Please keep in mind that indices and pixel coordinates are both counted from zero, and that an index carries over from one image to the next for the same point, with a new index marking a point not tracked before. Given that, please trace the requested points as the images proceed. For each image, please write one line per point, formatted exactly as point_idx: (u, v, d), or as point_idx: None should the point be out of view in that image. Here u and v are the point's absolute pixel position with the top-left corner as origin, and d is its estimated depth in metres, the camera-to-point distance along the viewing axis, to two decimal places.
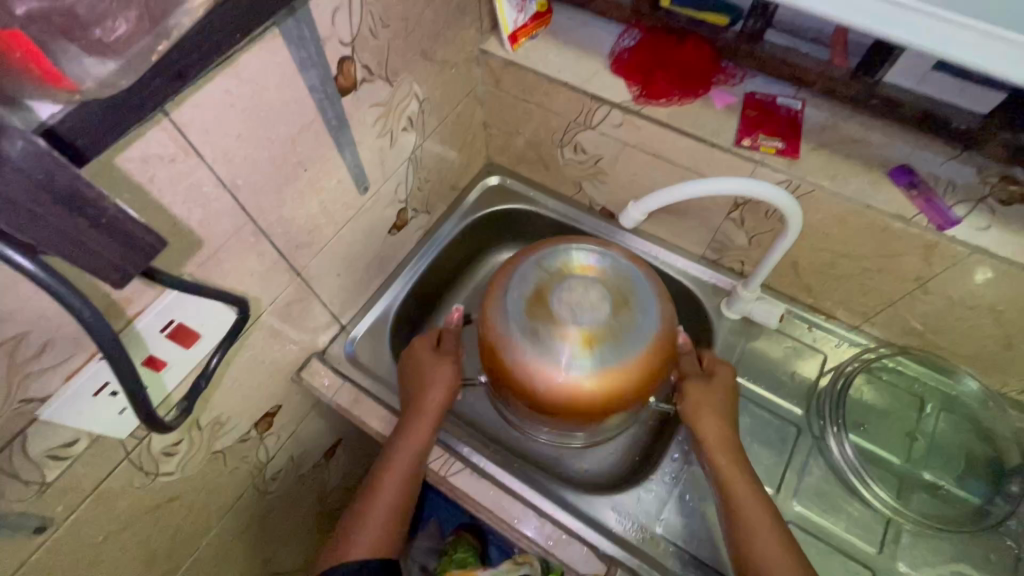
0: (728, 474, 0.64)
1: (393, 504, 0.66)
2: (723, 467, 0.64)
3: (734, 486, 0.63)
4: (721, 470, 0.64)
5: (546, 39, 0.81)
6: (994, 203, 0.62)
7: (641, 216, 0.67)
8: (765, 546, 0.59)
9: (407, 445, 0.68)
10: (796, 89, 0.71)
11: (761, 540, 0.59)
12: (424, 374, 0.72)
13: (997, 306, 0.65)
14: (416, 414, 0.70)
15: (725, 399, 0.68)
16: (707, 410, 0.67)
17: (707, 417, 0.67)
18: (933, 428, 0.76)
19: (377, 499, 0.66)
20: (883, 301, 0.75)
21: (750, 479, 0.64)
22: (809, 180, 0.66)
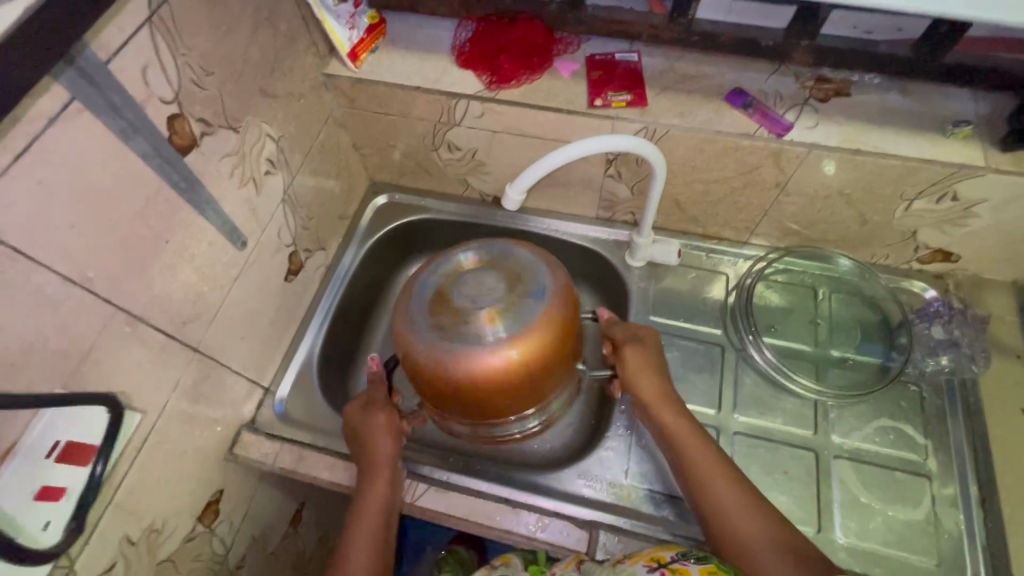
0: (678, 438, 0.67)
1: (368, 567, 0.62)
2: (673, 432, 0.67)
3: (677, 434, 0.67)
4: (667, 423, 0.68)
5: (388, 49, 0.80)
6: (814, 102, 0.70)
7: (520, 195, 0.68)
8: (720, 493, 0.62)
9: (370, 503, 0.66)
10: (629, 42, 0.76)
11: (715, 489, 0.62)
12: (372, 431, 0.70)
13: (844, 191, 0.74)
14: (375, 470, 0.68)
15: (657, 355, 0.73)
16: (640, 370, 0.71)
17: (643, 377, 0.71)
18: (830, 310, 0.85)
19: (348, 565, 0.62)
20: (758, 212, 0.82)
21: (697, 434, 0.67)
22: (662, 122, 0.71)
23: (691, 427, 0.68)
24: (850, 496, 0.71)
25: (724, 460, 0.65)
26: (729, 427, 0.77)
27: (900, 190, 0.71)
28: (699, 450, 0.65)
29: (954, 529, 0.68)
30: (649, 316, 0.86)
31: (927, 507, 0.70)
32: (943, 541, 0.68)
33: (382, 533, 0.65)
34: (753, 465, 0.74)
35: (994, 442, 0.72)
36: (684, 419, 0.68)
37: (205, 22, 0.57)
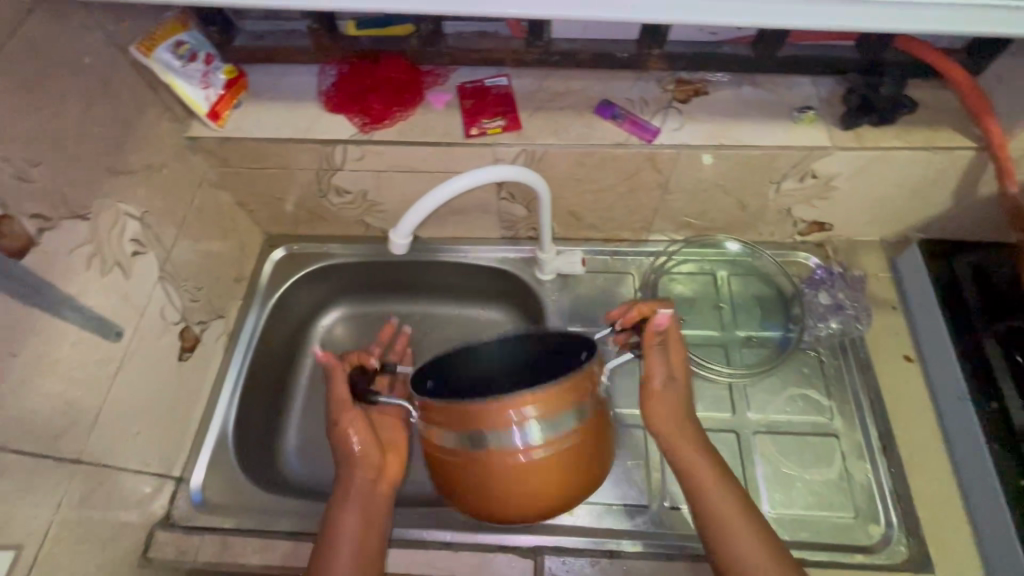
0: (699, 476, 0.59)
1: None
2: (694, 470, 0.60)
3: (698, 486, 0.59)
4: (686, 468, 0.60)
5: (252, 102, 0.77)
6: (677, 105, 0.73)
7: (407, 239, 0.65)
8: (744, 546, 0.55)
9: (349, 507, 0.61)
10: (497, 67, 0.76)
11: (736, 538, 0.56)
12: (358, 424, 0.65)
13: (720, 182, 0.78)
14: (359, 469, 0.63)
15: (682, 393, 0.62)
16: (664, 413, 0.61)
17: (659, 418, 0.61)
18: (730, 292, 0.89)
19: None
20: (649, 212, 0.85)
21: (717, 477, 0.59)
22: (538, 143, 0.72)
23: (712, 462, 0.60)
24: (770, 467, 0.75)
25: (750, 514, 0.57)
26: None
27: (767, 175, 0.76)
28: (716, 501, 0.58)
29: (864, 480, 0.73)
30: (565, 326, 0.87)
31: (839, 464, 0.75)
32: (856, 492, 0.73)
33: (369, 538, 0.60)
34: None
35: (885, 391, 0.78)
36: (702, 461, 0.60)
37: (22, 111, 0.52)
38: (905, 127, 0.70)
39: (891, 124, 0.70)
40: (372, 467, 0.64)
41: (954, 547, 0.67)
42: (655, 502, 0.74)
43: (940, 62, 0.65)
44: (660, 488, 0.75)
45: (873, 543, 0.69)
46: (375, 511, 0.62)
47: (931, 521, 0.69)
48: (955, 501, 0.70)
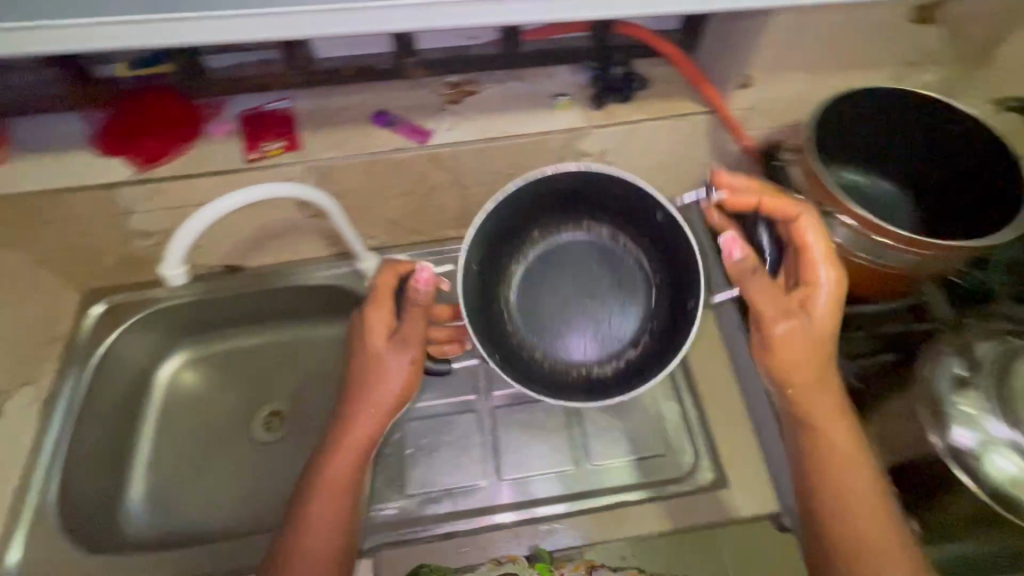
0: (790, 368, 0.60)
1: (347, 473, 0.64)
2: (809, 400, 0.62)
3: (838, 443, 0.62)
4: (829, 436, 0.62)
5: (18, 157, 0.74)
6: (450, 105, 0.78)
7: (182, 267, 0.64)
8: (837, 451, 0.62)
9: (373, 410, 0.65)
10: (278, 92, 0.78)
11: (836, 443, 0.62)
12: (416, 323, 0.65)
13: (509, 172, 0.84)
14: (353, 407, 0.65)
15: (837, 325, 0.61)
16: (801, 360, 0.60)
17: (820, 354, 0.61)
18: None
19: (342, 456, 0.64)
20: (458, 208, 0.89)
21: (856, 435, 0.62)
22: (319, 159, 0.75)
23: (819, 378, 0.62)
24: (593, 427, 0.81)
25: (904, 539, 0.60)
26: (488, 405, 0.83)
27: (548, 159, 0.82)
28: (857, 493, 0.60)
29: (674, 418, 0.80)
30: None
31: (652, 409, 0.81)
32: (667, 432, 0.80)
33: (361, 450, 0.65)
34: (513, 431, 0.81)
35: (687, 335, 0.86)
36: (842, 427, 0.62)
37: None
38: (649, 100, 0.78)
39: (637, 100, 0.78)
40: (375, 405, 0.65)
41: (745, 462, 0.76)
42: (490, 480, 0.77)
43: (653, 41, 0.74)
44: (493, 465, 0.78)
45: (681, 473, 0.76)
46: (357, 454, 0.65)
47: (727, 444, 0.77)
48: (745, 423, 0.78)
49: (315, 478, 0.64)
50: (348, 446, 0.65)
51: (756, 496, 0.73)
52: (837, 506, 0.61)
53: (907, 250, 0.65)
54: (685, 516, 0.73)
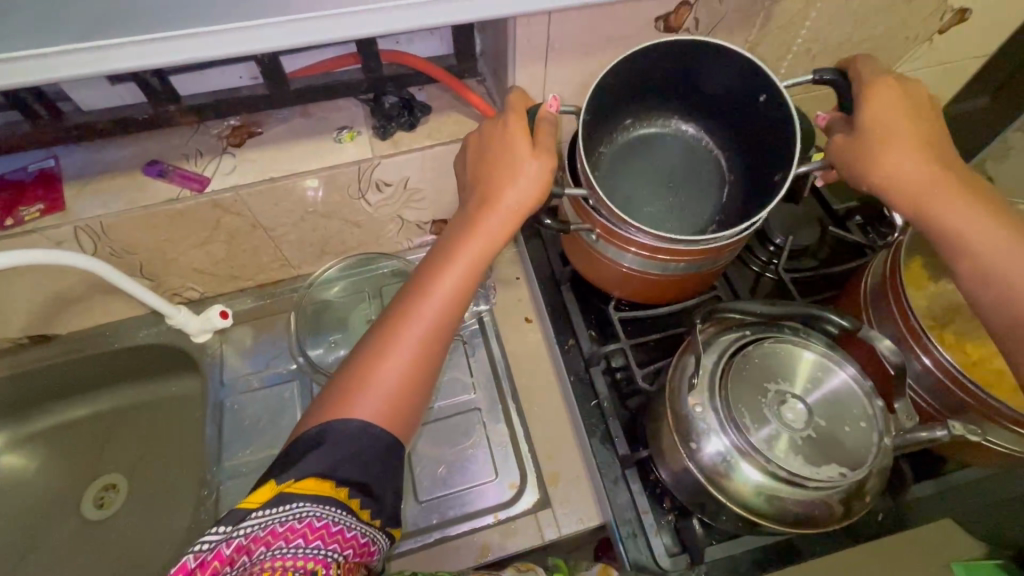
0: (868, 157, 0.55)
1: (397, 378, 0.50)
2: (890, 169, 0.54)
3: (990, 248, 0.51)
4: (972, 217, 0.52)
5: None
6: (231, 148, 0.76)
7: None
8: (971, 231, 0.52)
9: (444, 278, 0.53)
10: (39, 150, 0.74)
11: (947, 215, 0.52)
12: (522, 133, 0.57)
13: (311, 209, 0.82)
14: (491, 210, 0.55)
15: (924, 135, 0.54)
16: (898, 141, 0.54)
17: (912, 151, 0.54)
18: (383, 301, 0.93)
19: (389, 353, 0.51)
20: (272, 249, 0.87)
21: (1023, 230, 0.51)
22: (86, 217, 0.71)
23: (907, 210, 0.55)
24: (420, 461, 0.78)
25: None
26: None
27: (346, 193, 0.81)
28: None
29: (501, 441, 0.79)
30: (223, 382, 0.87)
31: (478, 434, 0.80)
32: (495, 456, 0.78)
33: (418, 350, 0.52)
34: None
35: (512, 353, 0.85)
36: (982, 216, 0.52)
37: None
38: (434, 126, 0.78)
39: (422, 126, 0.78)
40: (494, 227, 0.54)
41: (566, 477, 0.74)
42: None
43: (421, 66, 0.75)
44: None
45: (506, 496, 0.74)
46: (460, 305, 0.54)
47: (547, 461, 0.76)
48: (567, 436, 0.78)
49: (365, 356, 0.51)
50: (420, 331, 0.52)
51: (577, 510, 0.72)
52: (986, 294, 0.52)
53: (660, 257, 0.64)
54: (507, 544, 0.71)
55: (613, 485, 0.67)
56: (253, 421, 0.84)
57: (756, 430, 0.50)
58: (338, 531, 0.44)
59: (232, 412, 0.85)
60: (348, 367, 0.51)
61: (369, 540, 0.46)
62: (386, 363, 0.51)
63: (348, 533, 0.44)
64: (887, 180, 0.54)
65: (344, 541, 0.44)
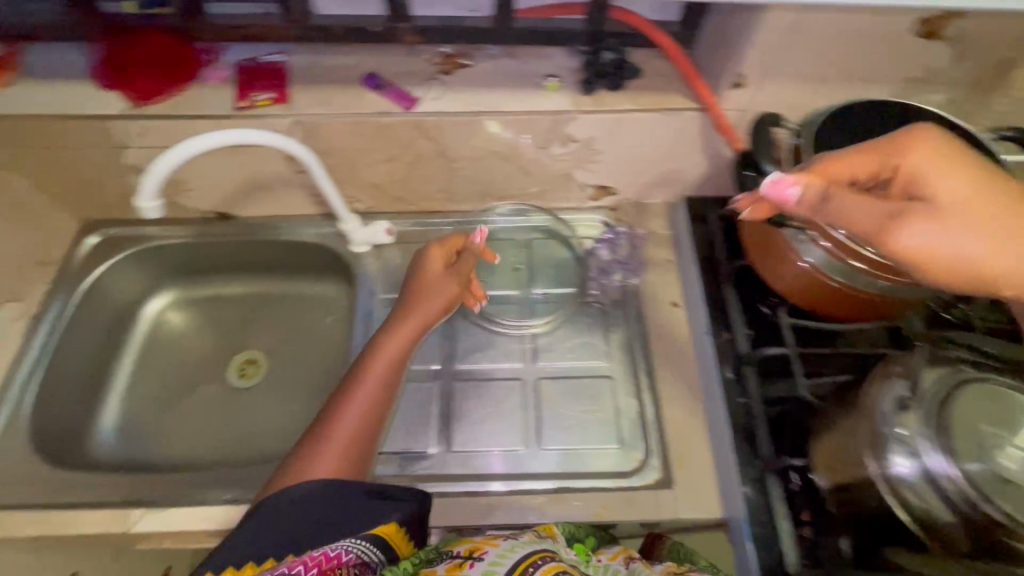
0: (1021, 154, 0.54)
1: (353, 432, 0.65)
2: None
3: None
4: None
5: (21, 81, 0.77)
6: (441, 76, 0.79)
7: (156, 200, 0.66)
8: None
9: (372, 374, 0.69)
10: (271, 44, 0.80)
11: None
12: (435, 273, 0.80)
13: (494, 149, 0.84)
14: (399, 325, 0.74)
15: None
16: None
17: None
18: (532, 255, 0.95)
19: (351, 406, 0.67)
20: (443, 180, 0.90)
21: None
22: (306, 114, 0.76)
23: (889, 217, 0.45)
24: (549, 412, 0.82)
25: None
26: (449, 375, 0.85)
27: (532, 140, 0.82)
28: None
29: (629, 412, 0.81)
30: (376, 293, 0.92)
31: (608, 401, 0.82)
32: (622, 425, 0.80)
33: (377, 407, 0.68)
34: (472, 402, 0.83)
35: (654, 333, 0.85)
36: None
37: None
38: (638, 91, 0.77)
39: (626, 89, 0.77)
40: (431, 310, 0.76)
41: (691, 463, 0.75)
42: (438, 448, 0.79)
43: (648, 30, 0.73)
44: (447, 434, 0.80)
45: (607, 465, 0.77)
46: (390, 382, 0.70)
47: (675, 444, 0.76)
48: (699, 425, 0.78)
49: (329, 420, 0.66)
50: (365, 399, 0.67)
51: (698, 498, 0.72)
52: None
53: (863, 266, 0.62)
54: (567, 505, 0.73)
55: (750, 484, 0.67)
56: None
57: (966, 460, 0.51)
58: (319, 554, 0.56)
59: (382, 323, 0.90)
60: (335, 400, 0.68)
61: (337, 552, 0.57)
62: (348, 414, 0.66)
63: (330, 552, 0.57)
64: (934, 178, 0.45)
65: (325, 560, 0.56)
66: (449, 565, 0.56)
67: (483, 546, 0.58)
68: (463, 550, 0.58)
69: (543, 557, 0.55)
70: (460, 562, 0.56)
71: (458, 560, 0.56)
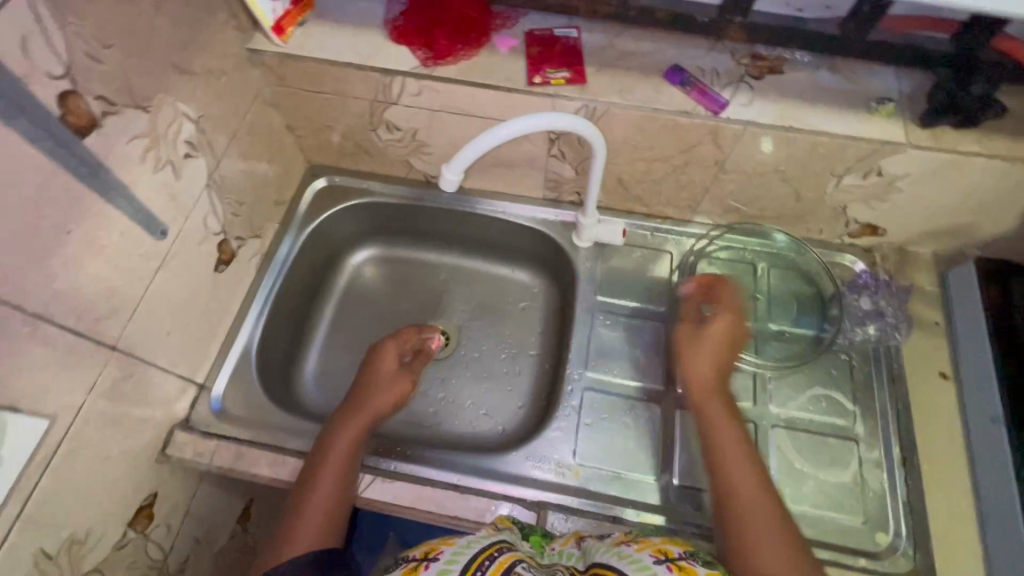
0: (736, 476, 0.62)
1: (339, 487, 0.66)
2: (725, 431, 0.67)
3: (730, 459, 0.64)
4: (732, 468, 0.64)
5: (317, 22, 0.76)
6: (750, 79, 0.71)
7: (458, 175, 0.62)
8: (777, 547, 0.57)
9: (335, 459, 0.67)
10: (568, 18, 0.74)
11: (758, 542, 0.58)
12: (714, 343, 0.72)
13: (781, 168, 0.75)
14: (353, 414, 0.72)
15: None
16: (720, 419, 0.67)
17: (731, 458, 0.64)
18: (768, 284, 0.87)
19: (325, 470, 0.66)
20: (699, 190, 0.83)
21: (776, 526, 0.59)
22: (601, 100, 0.70)
23: (719, 388, 0.70)
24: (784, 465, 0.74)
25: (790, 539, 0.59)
26: (674, 401, 0.79)
27: (832, 166, 0.73)
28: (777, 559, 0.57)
29: (878, 487, 0.72)
30: (597, 296, 0.87)
31: (855, 469, 0.73)
32: (866, 496, 0.71)
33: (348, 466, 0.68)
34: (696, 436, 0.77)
35: (916, 403, 0.75)
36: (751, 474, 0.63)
37: (110, 2, 0.53)
38: (984, 132, 0.67)
39: (974, 128, 0.67)
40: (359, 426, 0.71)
41: (962, 565, 0.66)
42: (661, 477, 0.74)
43: None
44: (670, 466, 0.74)
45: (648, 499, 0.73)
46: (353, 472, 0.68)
47: (941, 538, 0.67)
48: (971, 521, 0.68)
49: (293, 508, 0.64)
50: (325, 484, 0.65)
51: None
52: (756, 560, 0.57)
53: None
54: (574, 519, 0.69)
55: None
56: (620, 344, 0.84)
57: None
58: None
59: (602, 328, 0.85)
60: (309, 456, 0.69)
61: None
62: (318, 493, 0.65)
63: None
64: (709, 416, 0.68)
65: None
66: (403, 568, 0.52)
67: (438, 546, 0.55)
68: (418, 550, 0.55)
69: (499, 550, 0.55)
70: (414, 565, 0.52)
71: (411, 563, 0.53)
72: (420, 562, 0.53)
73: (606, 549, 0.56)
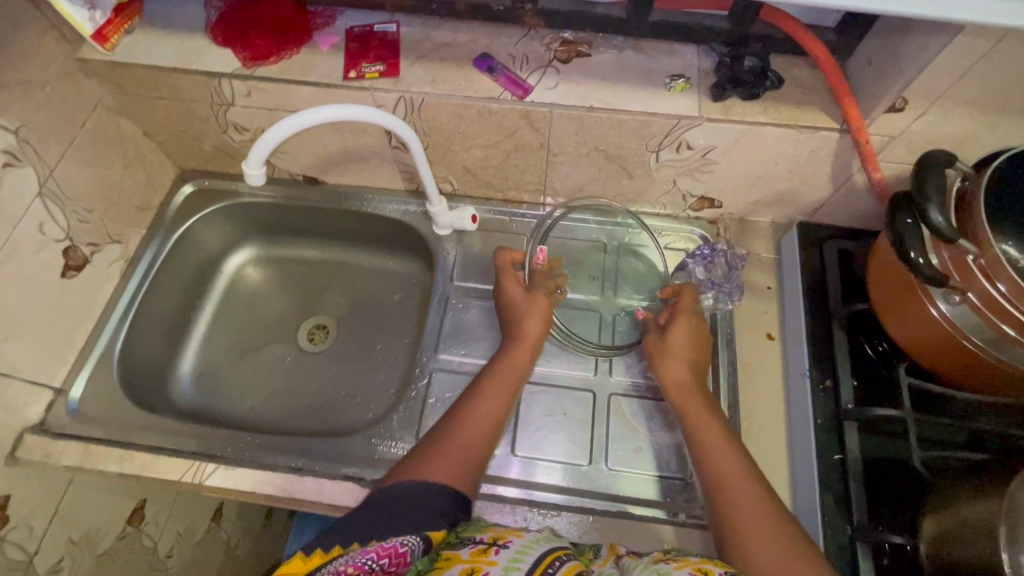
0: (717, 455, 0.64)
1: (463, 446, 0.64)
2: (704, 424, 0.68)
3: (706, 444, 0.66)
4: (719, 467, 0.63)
5: (145, 30, 0.78)
6: (557, 64, 0.74)
7: (260, 166, 0.64)
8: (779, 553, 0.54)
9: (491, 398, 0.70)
10: (388, 13, 0.77)
11: (760, 551, 0.55)
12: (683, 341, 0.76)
13: (602, 147, 0.78)
14: (515, 341, 0.77)
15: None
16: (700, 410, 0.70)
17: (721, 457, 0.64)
18: (616, 261, 0.91)
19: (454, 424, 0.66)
20: (540, 173, 0.86)
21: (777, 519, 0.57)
22: (414, 90, 0.73)
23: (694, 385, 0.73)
24: (615, 428, 0.79)
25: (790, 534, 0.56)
26: None
27: (645, 143, 0.76)
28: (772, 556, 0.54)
29: None
30: (453, 281, 0.90)
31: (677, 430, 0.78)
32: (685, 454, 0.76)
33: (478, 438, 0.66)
34: (538, 408, 0.80)
35: (743, 365, 0.79)
36: (733, 464, 0.63)
37: None
38: (771, 103, 0.70)
39: (760, 99, 0.70)
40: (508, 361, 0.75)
41: None
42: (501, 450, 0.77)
43: (800, 36, 0.66)
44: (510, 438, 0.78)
45: (599, 489, 0.75)
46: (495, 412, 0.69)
47: None
48: (782, 472, 0.72)
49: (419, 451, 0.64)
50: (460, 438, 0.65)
51: None
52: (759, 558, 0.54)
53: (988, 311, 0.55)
54: (568, 524, 0.71)
55: (835, 551, 0.62)
56: (470, 327, 0.87)
57: None
58: (390, 547, 0.51)
59: (455, 312, 0.88)
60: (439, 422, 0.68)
61: (393, 544, 0.51)
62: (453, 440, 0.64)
63: (386, 545, 0.51)
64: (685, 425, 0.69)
65: (379, 551, 0.50)
66: (471, 549, 0.49)
67: (502, 534, 0.51)
68: (483, 535, 0.51)
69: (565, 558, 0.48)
70: (482, 547, 0.49)
71: (478, 546, 0.49)
72: (489, 546, 0.49)
73: (643, 565, 0.49)
